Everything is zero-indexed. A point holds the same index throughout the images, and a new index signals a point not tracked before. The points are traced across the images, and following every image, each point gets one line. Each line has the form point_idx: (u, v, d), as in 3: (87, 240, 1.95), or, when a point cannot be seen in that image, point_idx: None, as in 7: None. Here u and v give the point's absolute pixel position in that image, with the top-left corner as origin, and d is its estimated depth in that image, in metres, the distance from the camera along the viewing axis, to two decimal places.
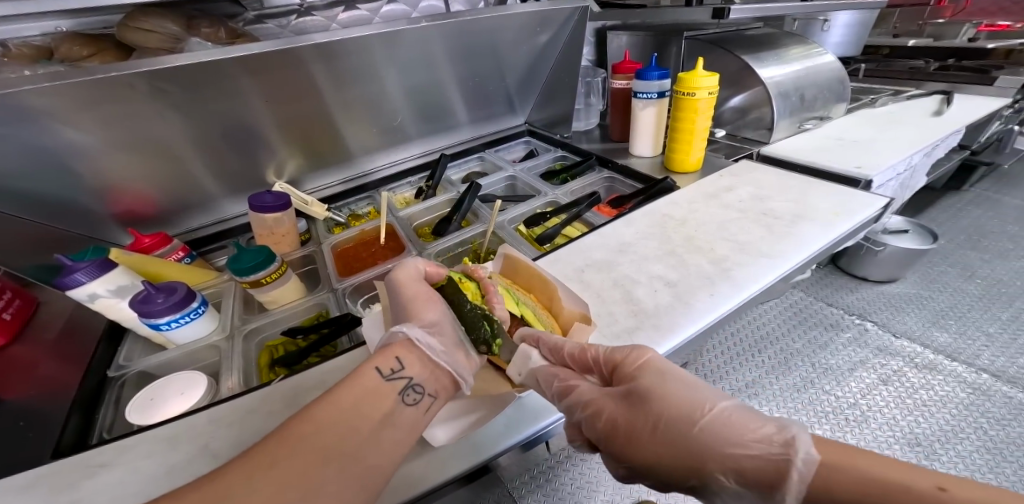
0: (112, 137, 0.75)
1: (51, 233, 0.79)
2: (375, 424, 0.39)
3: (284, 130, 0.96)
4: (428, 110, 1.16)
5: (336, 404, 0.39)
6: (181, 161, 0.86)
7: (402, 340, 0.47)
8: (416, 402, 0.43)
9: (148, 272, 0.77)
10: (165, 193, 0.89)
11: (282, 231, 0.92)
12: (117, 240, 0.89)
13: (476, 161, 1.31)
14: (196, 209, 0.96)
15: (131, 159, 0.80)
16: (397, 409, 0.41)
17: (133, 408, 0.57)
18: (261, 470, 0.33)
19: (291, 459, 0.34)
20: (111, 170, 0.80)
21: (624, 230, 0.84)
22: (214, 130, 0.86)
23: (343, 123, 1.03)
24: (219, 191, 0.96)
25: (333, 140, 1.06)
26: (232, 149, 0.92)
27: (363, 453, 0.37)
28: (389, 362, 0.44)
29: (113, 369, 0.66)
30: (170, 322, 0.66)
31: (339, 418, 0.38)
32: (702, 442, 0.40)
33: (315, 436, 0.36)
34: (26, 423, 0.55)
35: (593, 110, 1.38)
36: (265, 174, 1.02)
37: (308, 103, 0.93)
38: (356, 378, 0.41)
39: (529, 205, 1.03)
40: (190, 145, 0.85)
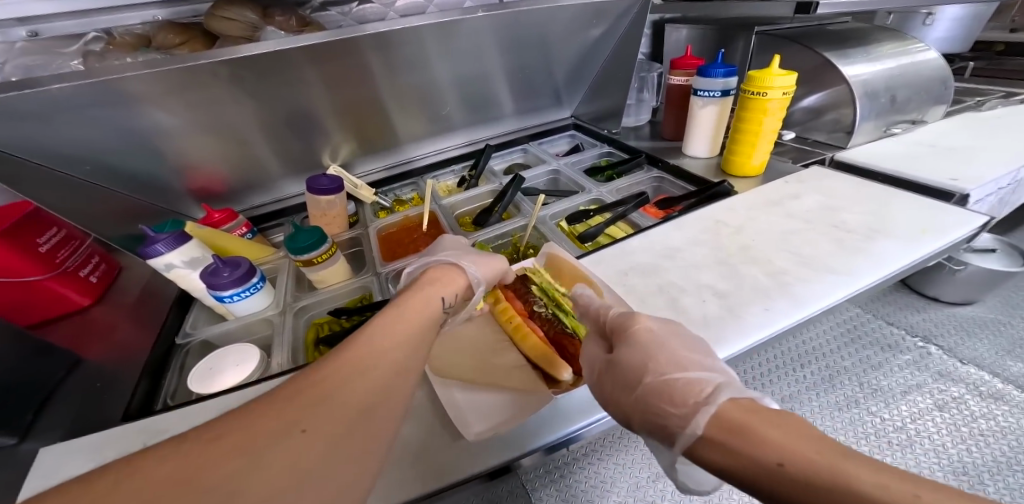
0: (194, 119, 0.81)
1: (136, 204, 0.87)
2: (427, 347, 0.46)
3: (339, 116, 0.99)
4: (477, 100, 1.16)
5: (402, 325, 0.45)
6: (248, 143, 0.92)
7: (461, 279, 0.57)
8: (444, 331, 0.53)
9: (218, 246, 0.85)
10: (233, 173, 0.96)
11: (334, 213, 0.97)
12: (188, 214, 0.97)
13: (519, 153, 1.30)
14: (259, 188, 1.03)
15: (207, 142, 0.87)
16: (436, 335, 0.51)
17: (197, 374, 0.62)
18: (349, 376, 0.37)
19: (392, 350, 0.41)
20: (189, 151, 0.87)
21: (670, 235, 0.81)
22: (279, 116, 0.91)
23: (394, 110, 1.05)
24: (280, 172, 1.03)
25: (384, 127, 1.09)
26: (294, 135, 0.97)
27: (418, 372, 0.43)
28: (450, 296, 0.54)
29: (180, 336, 0.72)
30: (232, 295, 0.72)
31: (419, 325, 0.46)
32: (639, 400, 0.43)
33: (389, 349, 0.41)
34: (103, 385, 0.61)
35: (644, 106, 1.31)
36: (321, 158, 1.07)
37: (364, 91, 0.96)
38: (427, 300, 0.50)
39: (571, 201, 1.01)
40: (257, 130, 0.91)
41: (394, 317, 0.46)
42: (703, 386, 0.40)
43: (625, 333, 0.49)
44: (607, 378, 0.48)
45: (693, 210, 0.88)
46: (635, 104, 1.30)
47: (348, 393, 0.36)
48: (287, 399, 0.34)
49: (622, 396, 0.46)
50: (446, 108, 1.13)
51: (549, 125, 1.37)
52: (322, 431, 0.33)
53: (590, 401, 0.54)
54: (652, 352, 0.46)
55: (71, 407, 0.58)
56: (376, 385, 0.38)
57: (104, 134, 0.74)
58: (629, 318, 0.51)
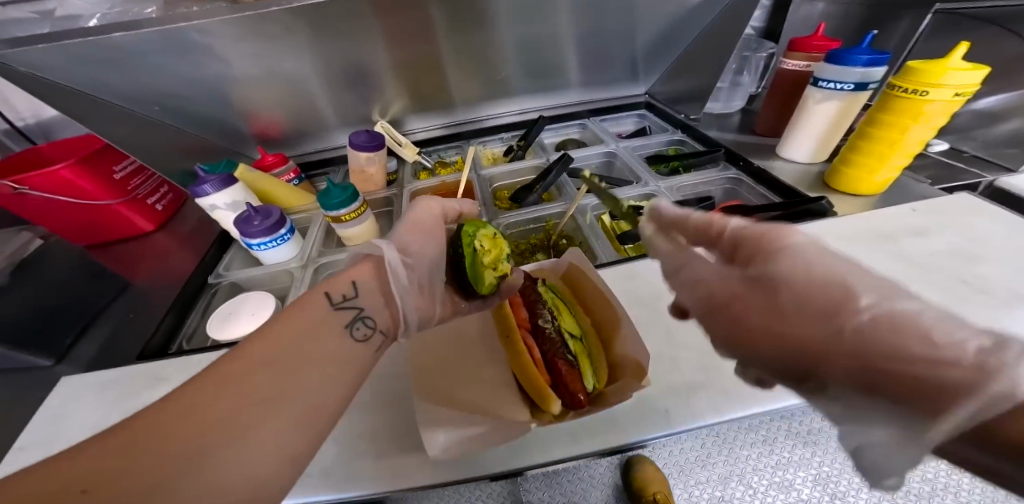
0: (262, 65, 0.87)
1: (202, 142, 0.92)
2: (320, 363, 0.39)
3: (394, 70, 0.98)
4: (541, 64, 1.07)
5: (272, 340, 0.38)
6: (307, 90, 0.95)
7: (367, 266, 0.48)
8: (365, 337, 0.44)
9: (260, 190, 0.89)
10: (290, 119, 1.00)
11: (371, 171, 0.94)
12: (246, 155, 1.01)
13: (577, 128, 1.17)
14: (312, 136, 1.06)
15: (269, 87, 0.91)
16: (344, 345, 0.42)
17: (215, 318, 0.67)
18: (189, 410, 0.33)
19: (256, 372, 0.36)
20: (253, 94, 0.91)
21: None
22: (334, 65, 0.92)
23: (449, 68, 1.01)
24: (332, 122, 1.04)
25: (438, 85, 1.04)
26: (349, 86, 0.98)
27: (303, 386, 0.37)
28: (343, 289, 0.45)
29: (213, 275, 0.78)
30: (262, 243, 0.76)
31: (295, 337, 0.39)
32: (861, 348, 0.30)
33: (254, 366, 0.36)
34: (136, 316, 0.67)
35: (739, 90, 1.08)
36: (371, 112, 1.05)
37: (419, 46, 0.94)
38: (303, 309, 0.42)
39: (621, 194, 0.88)
40: (315, 77, 0.93)
41: (259, 336, 0.39)
42: (971, 339, 0.28)
43: (764, 255, 0.38)
44: (759, 305, 0.37)
45: (769, 229, 0.72)
46: (728, 87, 1.08)
47: (187, 430, 0.32)
48: (92, 449, 0.30)
49: (789, 336, 0.35)
50: (506, 70, 1.06)
51: (614, 102, 1.21)
52: (106, 491, 0.28)
53: (573, 434, 0.46)
54: (820, 284, 0.34)
55: (103, 335, 0.64)
56: (229, 410, 0.33)
57: (176, 74, 0.81)
58: (763, 235, 0.39)
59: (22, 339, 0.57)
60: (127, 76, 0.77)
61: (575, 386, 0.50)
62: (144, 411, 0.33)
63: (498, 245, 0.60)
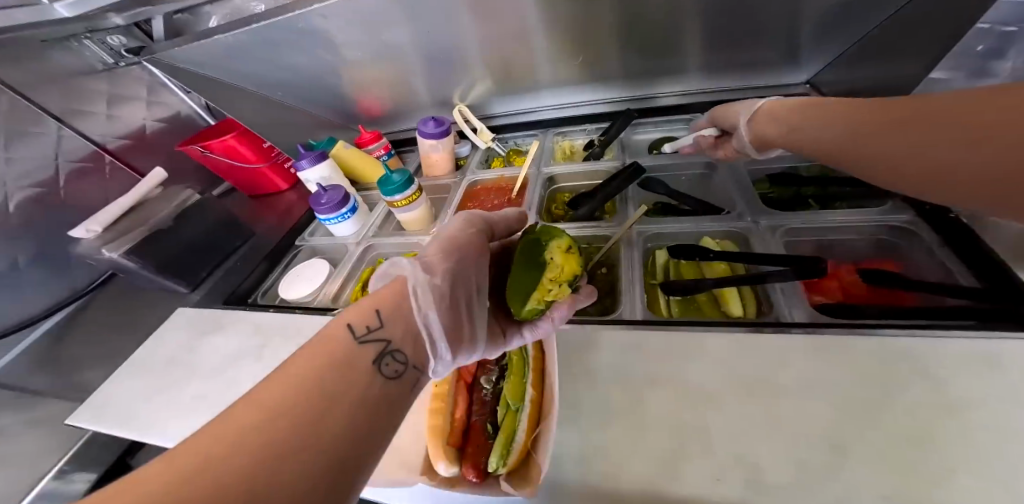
0: (365, 49, 0.93)
1: (321, 117, 1.10)
2: (356, 403, 0.32)
3: (482, 51, 0.94)
4: (645, 40, 0.88)
5: (285, 386, 0.30)
6: (402, 73, 1.01)
7: (398, 286, 0.40)
8: (396, 373, 0.35)
9: (351, 166, 1.02)
10: (387, 100, 1.09)
11: (436, 158, 0.97)
12: (351, 131, 1.16)
13: (683, 123, 0.99)
14: (405, 116, 1.14)
15: (370, 71, 0.99)
16: (374, 381, 0.34)
17: (287, 278, 0.85)
18: (174, 475, 0.23)
19: (269, 420, 0.27)
20: (358, 77, 1.01)
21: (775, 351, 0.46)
22: (420, 50, 0.94)
23: (539, 46, 0.92)
24: (422, 103, 1.10)
25: (524, 66, 0.97)
26: (437, 70, 1.00)
27: (332, 432, 0.29)
28: (366, 319, 0.37)
29: (300, 239, 0.96)
30: (329, 219, 0.86)
31: (317, 371, 0.32)
32: None
33: (266, 414, 0.28)
34: (241, 263, 0.92)
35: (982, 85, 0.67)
36: (455, 95, 1.06)
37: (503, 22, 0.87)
38: (326, 339, 0.35)
39: (693, 226, 0.65)
40: (410, 61, 0.97)
41: (270, 377, 0.31)
42: None
43: None
44: None
45: (888, 330, 0.45)
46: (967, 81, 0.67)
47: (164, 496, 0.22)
48: None
49: None
50: (601, 51, 0.91)
51: (749, 94, 0.95)
52: None
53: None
54: None
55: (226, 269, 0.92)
56: (239, 462, 0.25)
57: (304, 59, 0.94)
58: None
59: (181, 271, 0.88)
60: (257, 67, 0.93)
61: (473, 466, 0.44)
62: None
63: (569, 258, 0.48)
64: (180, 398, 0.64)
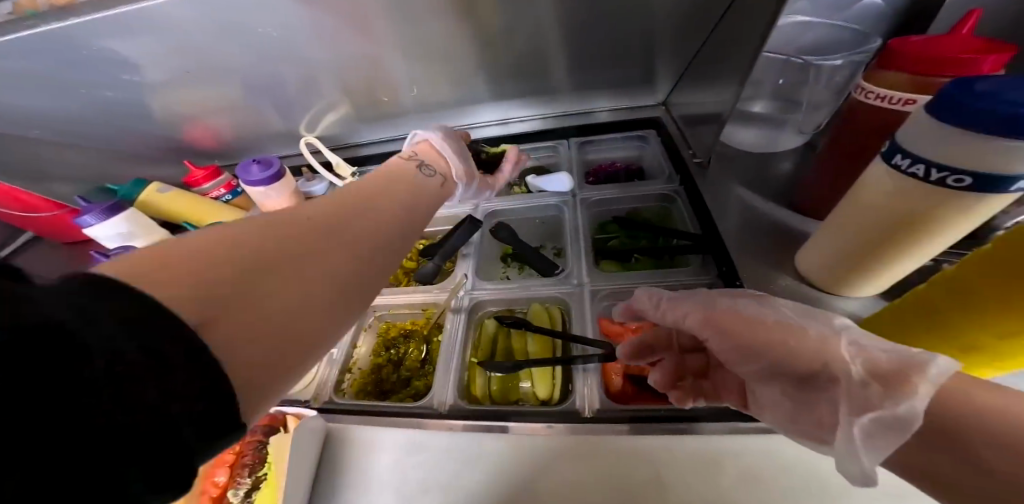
0: (183, 68, 0.79)
1: (142, 151, 0.93)
2: (391, 204, 0.38)
3: (324, 70, 0.82)
4: (503, 68, 0.81)
5: (324, 203, 0.32)
6: (234, 101, 0.87)
7: (425, 146, 0.58)
8: (432, 177, 0.50)
9: (172, 212, 0.86)
10: (219, 131, 0.93)
11: (271, 204, 0.83)
12: (182, 167, 0.99)
13: (548, 149, 0.88)
14: (247, 149, 0.98)
15: (195, 95, 0.84)
16: (422, 180, 0.48)
17: None
18: (264, 232, 0.27)
19: (329, 214, 0.31)
20: (180, 102, 0.85)
21: (539, 454, 0.43)
22: (250, 75, 0.82)
23: (388, 68, 0.82)
24: (265, 135, 0.95)
25: (375, 91, 0.86)
26: (278, 95, 0.86)
27: (383, 225, 0.35)
28: (412, 158, 0.52)
29: None
30: None
31: (362, 186, 0.38)
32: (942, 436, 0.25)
33: (318, 212, 0.31)
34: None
35: (780, 135, 0.67)
36: (301, 125, 0.92)
37: (344, 47, 0.78)
38: (377, 170, 0.45)
39: (516, 290, 0.59)
40: (240, 84, 0.84)
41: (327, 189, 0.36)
42: None
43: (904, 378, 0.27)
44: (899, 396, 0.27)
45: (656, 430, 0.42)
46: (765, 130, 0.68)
47: (257, 247, 0.25)
48: (140, 267, 0.20)
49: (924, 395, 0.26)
50: (456, 78, 0.83)
51: (611, 117, 0.85)
52: (226, 322, 0.22)
53: None
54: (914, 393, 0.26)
55: None
56: (320, 242, 0.29)
57: (106, 78, 0.79)
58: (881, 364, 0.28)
59: None
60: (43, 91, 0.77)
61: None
62: (157, 243, 0.23)
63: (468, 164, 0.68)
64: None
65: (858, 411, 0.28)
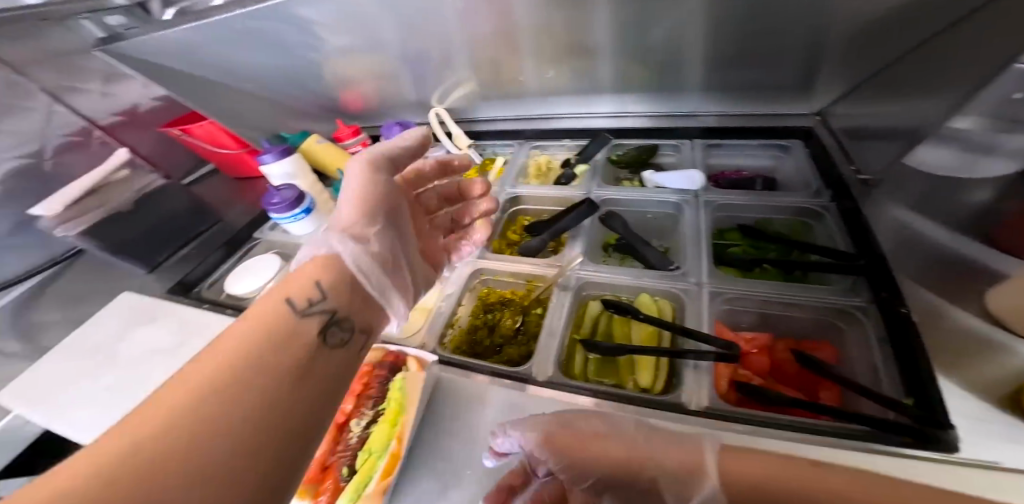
0: (349, 39, 0.91)
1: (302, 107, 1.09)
2: (281, 339, 0.34)
3: (463, 51, 0.89)
4: (635, 62, 0.79)
5: (243, 329, 0.34)
6: (382, 71, 0.98)
7: (339, 222, 0.48)
8: (338, 343, 0.38)
9: (319, 161, 0.99)
10: (364, 95, 1.05)
11: None
12: (329, 124, 1.14)
13: (671, 148, 0.86)
14: (383, 112, 1.10)
15: (352, 63, 0.97)
16: (316, 351, 0.36)
17: (235, 272, 0.83)
18: (188, 393, 0.28)
19: (237, 358, 0.31)
20: (340, 68, 0.98)
21: (624, 430, 0.44)
22: (401, 48, 0.91)
23: (521, 53, 0.86)
24: (401, 102, 1.05)
25: (505, 73, 0.91)
26: (419, 68, 0.95)
27: (278, 363, 0.32)
28: (304, 293, 0.38)
29: (259, 231, 0.95)
30: (284, 218, 0.85)
31: (272, 309, 0.36)
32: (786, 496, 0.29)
33: (214, 355, 0.31)
34: (201, 249, 0.93)
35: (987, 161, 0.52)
36: (432, 97, 1.01)
37: (488, 29, 0.83)
38: (272, 292, 0.38)
39: (626, 278, 0.59)
40: (390, 56, 0.94)
41: (229, 330, 0.34)
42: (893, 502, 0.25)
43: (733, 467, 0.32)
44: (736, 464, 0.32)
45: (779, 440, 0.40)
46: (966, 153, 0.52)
47: (190, 405, 0.27)
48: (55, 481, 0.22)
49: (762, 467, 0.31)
50: (584, 68, 0.83)
51: (750, 123, 0.80)
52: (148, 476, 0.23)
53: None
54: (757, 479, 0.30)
55: (182, 255, 0.92)
56: (244, 394, 0.29)
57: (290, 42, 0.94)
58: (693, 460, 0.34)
59: (138, 251, 0.88)
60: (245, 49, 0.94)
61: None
62: (71, 460, 0.23)
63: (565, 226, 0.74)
64: (90, 392, 0.64)
65: (711, 452, 0.34)
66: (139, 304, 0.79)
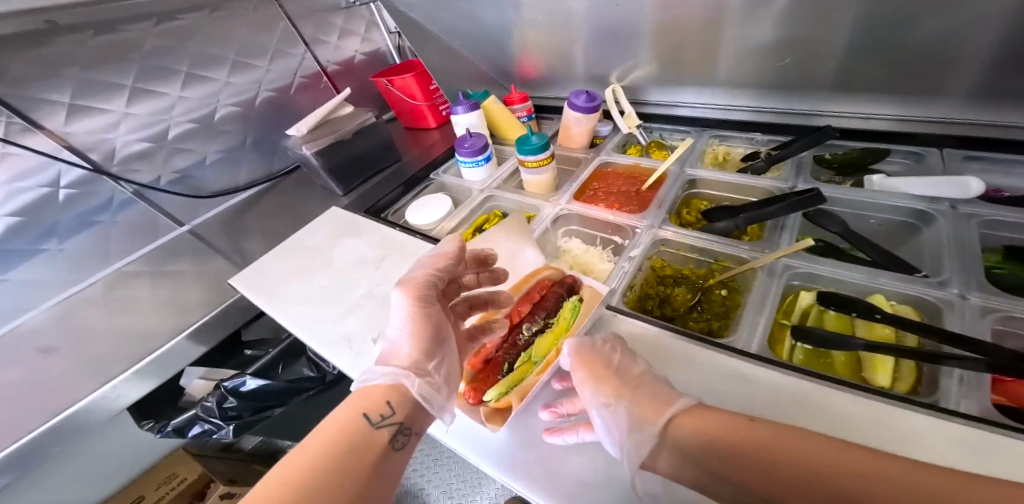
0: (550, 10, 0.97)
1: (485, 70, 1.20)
2: (362, 456, 0.38)
3: (656, 33, 0.88)
4: (867, 59, 0.71)
5: (311, 452, 0.37)
6: (569, 44, 1.02)
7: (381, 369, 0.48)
8: (403, 444, 0.42)
9: (492, 119, 1.08)
10: (543, 64, 1.11)
11: (576, 130, 0.96)
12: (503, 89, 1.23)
13: (898, 156, 0.74)
14: (556, 83, 1.15)
15: (543, 34, 1.03)
16: (387, 454, 0.40)
17: (414, 205, 0.95)
18: (273, 499, 0.32)
19: (310, 475, 0.34)
20: (530, 37, 1.05)
21: (764, 386, 0.45)
22: (596, 22, 0.94)
23: (724, 40, 0.81)
24: (576, 76, 1.09)
25: (699, 60, 0.87)
26: (607, 45, 0.97)
27: (351, 480, 0.36)
28: (378, 408, 0.42)
29: (434, 173, 1.06)
30: (466, 161, 0.95)
31: (334, 442, 0.38)
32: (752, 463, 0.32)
33: (302, 460, 0.36)
34: (386, 181, 1.07)
35: None
36: (612, 74, 1.02)
37: (693, 13, 0.81)
38: (344, 417, 0.41)
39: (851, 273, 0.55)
40: (582, 30, 0.97)
41: (297, 453, 0.37)
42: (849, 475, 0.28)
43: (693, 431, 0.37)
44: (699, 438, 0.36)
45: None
46: None
47: None
48: None
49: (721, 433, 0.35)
50: (800, 61, 0.77)
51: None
52: None
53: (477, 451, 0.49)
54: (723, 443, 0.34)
55: (372, 184, 1.07)
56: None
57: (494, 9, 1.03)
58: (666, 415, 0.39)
59: (341, 173, 1.05)
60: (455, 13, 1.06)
61: (474, 393, 0.51)
62: None
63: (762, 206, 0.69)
64: (307, 291, 0.75)
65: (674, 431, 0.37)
66: (340, 218, 0.93)
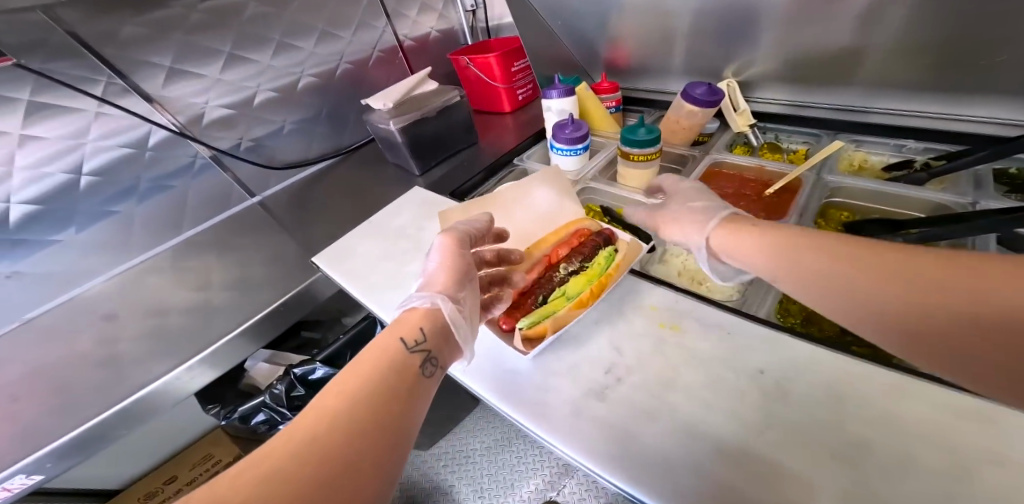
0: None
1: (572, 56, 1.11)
2: (403, 390, 0.35)
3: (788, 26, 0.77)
4: None
5: (349, 378, 0.33)
6: (674, 35, 0.92)
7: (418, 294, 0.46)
8: (434, 373, 0.38)
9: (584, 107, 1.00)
10: (641, 54, 1.02)
11: (685, 125, 0.88)
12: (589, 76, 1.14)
13: None
14: (651, 74, 1.05)
15: (646, 21, 0.93)
16: (422, 382, 0.37)
17: None
18: (307, 433, 0.28)
19: (349, 404, 0.31)
20: (632, 23, 0.95)
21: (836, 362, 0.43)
22: (715, 12, 0.83)
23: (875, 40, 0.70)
24: (677, 68, 0.99)
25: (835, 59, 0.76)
26: (722, 38, 0.87)
27: (389, 411, 0.32)
28: (411, 333, 0.39)
29: (517, 158, 0.99)
30: (559, 148, 0.88)
31: (374, 369, 0.34)
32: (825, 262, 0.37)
33: (343, 387, 0.32)
34: (466, 163, 1.00)
35: None
36: (725, 68, 0.92)
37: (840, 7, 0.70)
38: (378, 344, 0.38)
39: None
40: (693, 20, 0.87)
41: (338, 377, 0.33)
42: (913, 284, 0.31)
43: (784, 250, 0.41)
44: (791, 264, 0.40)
45: None
46: None
47: (308, 459, 0.27)
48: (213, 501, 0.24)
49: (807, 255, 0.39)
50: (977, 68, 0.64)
51: None
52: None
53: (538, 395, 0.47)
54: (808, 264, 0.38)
55: (449, 165, 1.01)
56: (357, 441, 0.29)
57: None
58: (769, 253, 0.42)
59: (419, 152, 0.98)
60: None
61: (510, 319, 0.54)
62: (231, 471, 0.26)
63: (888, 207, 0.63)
64: (397, 276, 0.69)
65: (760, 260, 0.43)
66: (419, 199, 0.87)
